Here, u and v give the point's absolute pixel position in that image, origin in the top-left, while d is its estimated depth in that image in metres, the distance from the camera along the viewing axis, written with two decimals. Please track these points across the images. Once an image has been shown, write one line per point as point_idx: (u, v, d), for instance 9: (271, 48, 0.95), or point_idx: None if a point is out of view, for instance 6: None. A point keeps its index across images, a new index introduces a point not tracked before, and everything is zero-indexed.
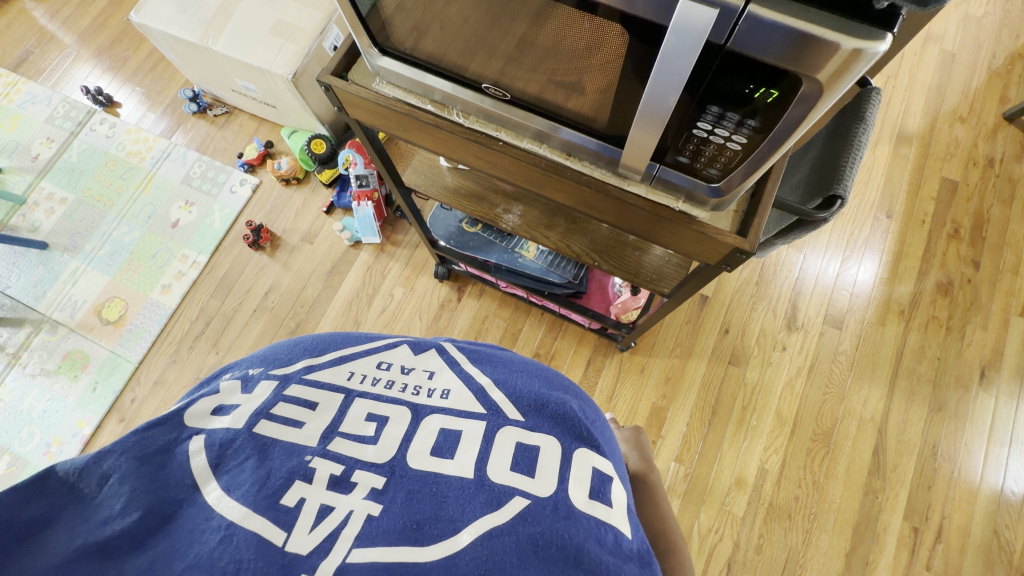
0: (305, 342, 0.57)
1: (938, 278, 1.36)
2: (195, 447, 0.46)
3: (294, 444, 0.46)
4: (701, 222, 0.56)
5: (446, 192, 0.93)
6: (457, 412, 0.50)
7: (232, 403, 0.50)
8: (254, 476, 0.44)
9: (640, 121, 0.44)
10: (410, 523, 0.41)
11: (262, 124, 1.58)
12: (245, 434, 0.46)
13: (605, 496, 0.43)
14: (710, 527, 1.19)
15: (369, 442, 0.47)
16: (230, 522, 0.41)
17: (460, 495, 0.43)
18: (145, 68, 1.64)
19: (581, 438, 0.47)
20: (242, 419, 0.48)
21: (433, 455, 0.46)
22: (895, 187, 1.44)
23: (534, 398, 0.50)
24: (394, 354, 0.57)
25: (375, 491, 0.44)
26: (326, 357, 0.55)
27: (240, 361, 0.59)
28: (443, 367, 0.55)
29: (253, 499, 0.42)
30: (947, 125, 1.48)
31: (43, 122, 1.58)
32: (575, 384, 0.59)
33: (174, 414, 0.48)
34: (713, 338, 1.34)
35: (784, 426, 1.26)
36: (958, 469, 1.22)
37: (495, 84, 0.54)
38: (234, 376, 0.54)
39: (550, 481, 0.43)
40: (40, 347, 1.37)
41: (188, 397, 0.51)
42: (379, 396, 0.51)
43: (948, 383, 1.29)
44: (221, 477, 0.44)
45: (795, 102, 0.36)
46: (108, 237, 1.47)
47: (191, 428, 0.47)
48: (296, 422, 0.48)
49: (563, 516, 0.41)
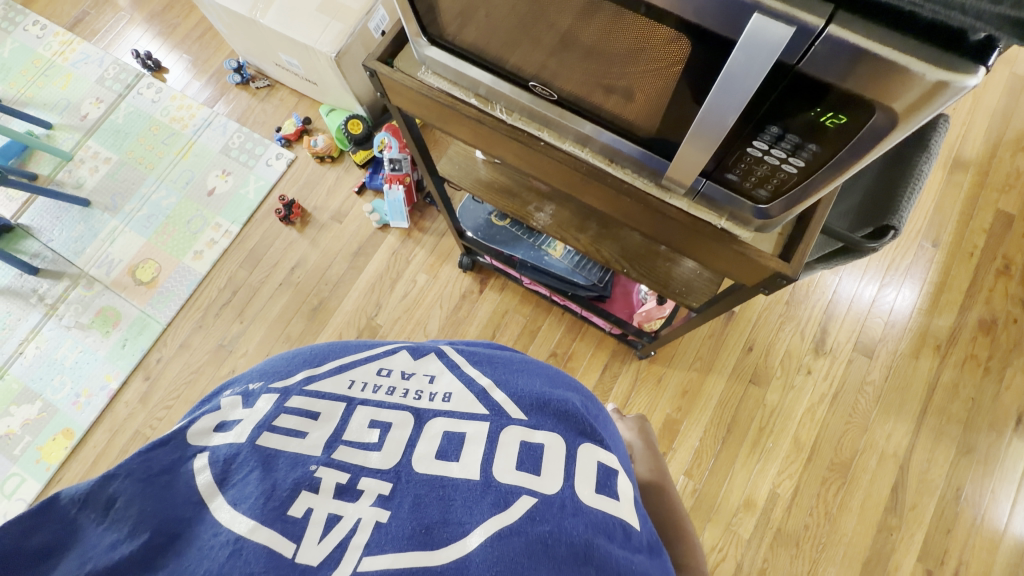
0: (303, 354, 0.57)
1: (981, 315, 1.30)
2: (199, 465, 0.45)
3: (298, 455, 0.45)
4: (743, 242, 0.54)
5: (479, 185, 0.92)
6: (460, 415, 0.49)
7: (233, 419, 0.49)
8: (259, 488, 0.42)
9: (692, 136, 0.42)
10: (420, 527, 0.40)
11: (301, 99, 1.59)
12: (249, 448, 0.45)
13: (611, 489, 0.44)
14: (713, 545, 1.17)
15: (373, 448, 0.47)
16: (237, 537, 0.39)
17: (468, 496, 0.42)
18: (193, 35, 1.66)
19: (584, 433, 0.48)
20: (245, 434, 0.47)
21: (438, 458, 0.45)
22: (945, 216, 1.37)
23: (535, 398, 0.50)
24: (393, 360, 0.57)
25: (383, 497, 0.43)
26: (326, 366, 0.54)
27: (239, 375, 0.58)
28: (443, 370, 0.55)
29: (260, 512, 0.40)
30: (1009, 154, 1.40)
31: (93, 82, 1.62)
32: (576, 381, 0.60)
33: (176, 433, 0.47)
34: (735, 355, 1.31)
35: (800, 452, 1.23)
36: (981, 516, 1.17)
37: (541, 82, 0.52)
38: (234, 391, 0.53)
39: (556, 479, 0.43)
40: (76, 301, 1.42)
41: (189, 415, 0.51)
42: (381, 403, 0.50)
43: (980, 426, 1.23)
44: (227, 491, 0.43)
45: (864, 130, 0.34)
46: (146, 200, 1.51)
47: (195, 446, 0.46)
48: (300, 432, 0.47)
49: (572, 512, 0.40)
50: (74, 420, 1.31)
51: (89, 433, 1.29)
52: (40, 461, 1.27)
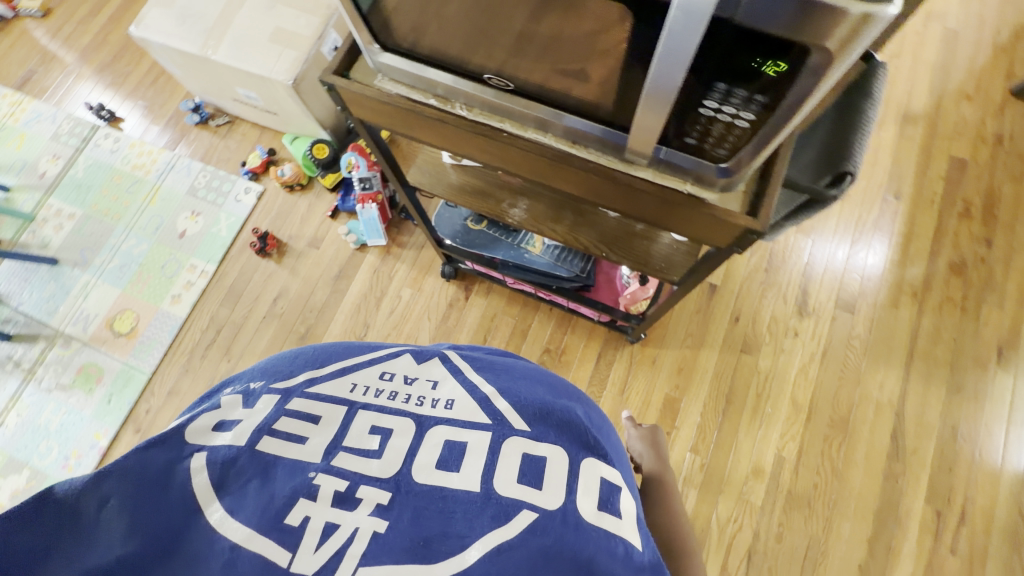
0: (306, 354, 0.57)
1: (950, 258, 1.35)
2: (196, 466, 0.45)
3: (297, 462, 0.45)
4: (712, 204, 0.55)
5: (451, 190, 0.93)
6: (462, 423, 0.49)
7: (233, 419, 0.48)
8: (257, 501, 0.43)
9: (645, 102, 0.43)
10: (418, 540, 0.40)
11: (264, 131, 1.58)
12: (247, 453, 0.45)
13: (614, 506, 0.44)
14: (729, 517, 1.18)
15: (373, 457, 0.46)
16: (234, 544, 0.41)
17: (469, 509, 0.42)
18: (146, 81, 1.65)
19: (587, 446, 0.49)
20: (243, 436, 0.46)
21: (439, 468, 0.45)
22: (903, 168, 1.42)
23: (539, 407, 0.50)
24: (396, 363, 0.57)
25: (381, 507, 0.42)
26: (329, 368, 0.55)
27: (242, 374, 0.58)
28: (447, 376, 0.56)
29: (256, 521, 0.41)
30: (954, 103, 1.46)
31: (49, 140, 1.60)
32: (580, 390, 0.60)
33: (173, 432, 0.47)
34: (724, 327, 1.33)
35: (800, 413, 1.25)
36: (980, 451, 1.21)
37: (497, 74, 0.54)
38: (235, 390, 0.53)
39: (558, 493, 0.43)
40: (54, 361, 1.39)
41: (189, 412, 0.51)
42: (381, 408, 0.51)
43: (966, 364, 1.27)
44: (224, 497, 0.43)
45: (804, 73, 0.36)
46: (117, 250, 1.49)
47: (191, 444, 0.46)
48: (299, 436, 0.47)
49: (573, 527, 0.41)
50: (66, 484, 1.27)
51: None
52: None
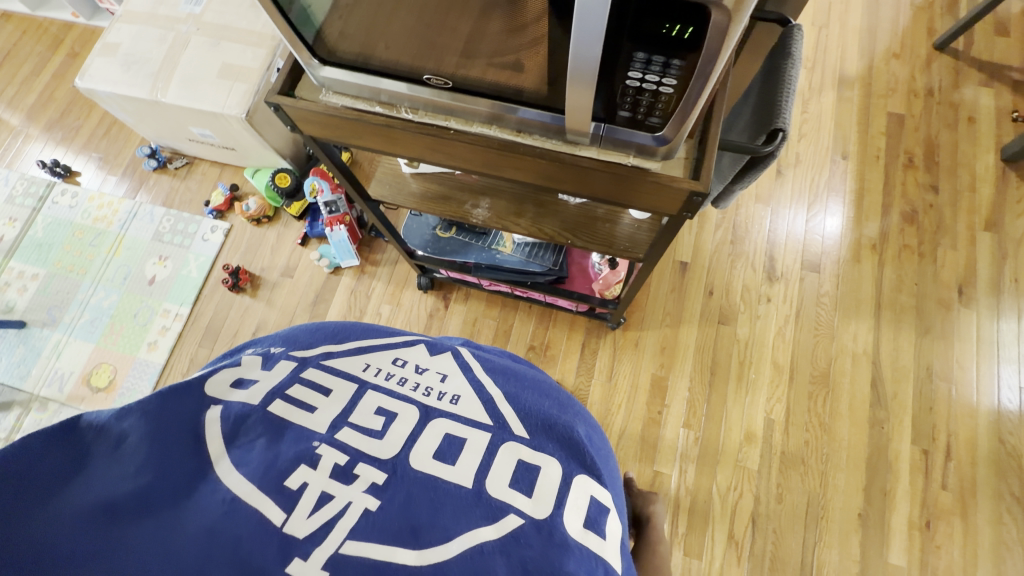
0: (327, 328, 0.61)
1: (902, 208, 1.41)
2: (211, 417, 0.48)
3: (305, 429, 0.48)
4: (655, 172, 0.58)
5: (414, 199, 0.95)
6: (465, 420, 0.50)
7: (250, 379, 0.52)
8: (262, 457, 0.45)
9: (573, 80, 0.45)
10: (406, 526, 0.42)
11: (224, 168, 1.58)
12: (259, 412, 0.49)
13: (600, 526, 0.44)
14: (729, 485, 1.20)
15: (374, 436, 0.49)
16: (235, 496, 0.43)
17: (459, 505, 0.43)
18: (98, 133, 1.64)
19: (584, 465, 0.49)
20: (257, 395, 0.50)
21: (434, 458, 0.47)
22: (846, 130, 1.49)
23: (542, 419, 0.52)
24: (410, 352, 0.60)
25: (376, 485, 0.44)
26: (345, 345, 0.59)
27: (261, 341, 0.63)
28: (456, 371, 0.57)
29: (260, 478, 0.44)
30: (884, 63, 1.54)
31: (3, 203, 1.57)
32: (582, 406, 0.61)
33: (197, 382, 0.50)
34: (700, 301, 1.36)
35: (783, 375, 1.28)
36: (956, 387, 1.25)
37: (435, 74, 0.56)
38: (255, 353, 0.58)
39: (547, 504, 0.44)
40: (32, 426, 1.34)
41: (213, 367, 0.55)
42: (390, 391, 0.53)
43: (930, 306, 1.32)
44: (232, 451, 0.46)
45: (710, 32, 0.38)
46: (86, 305, 1.46)
47: (212, 395, 0.50)
48: (309, 406, 0.50)
49: (557, 543, 0.41)
50: None
51: None
52: None
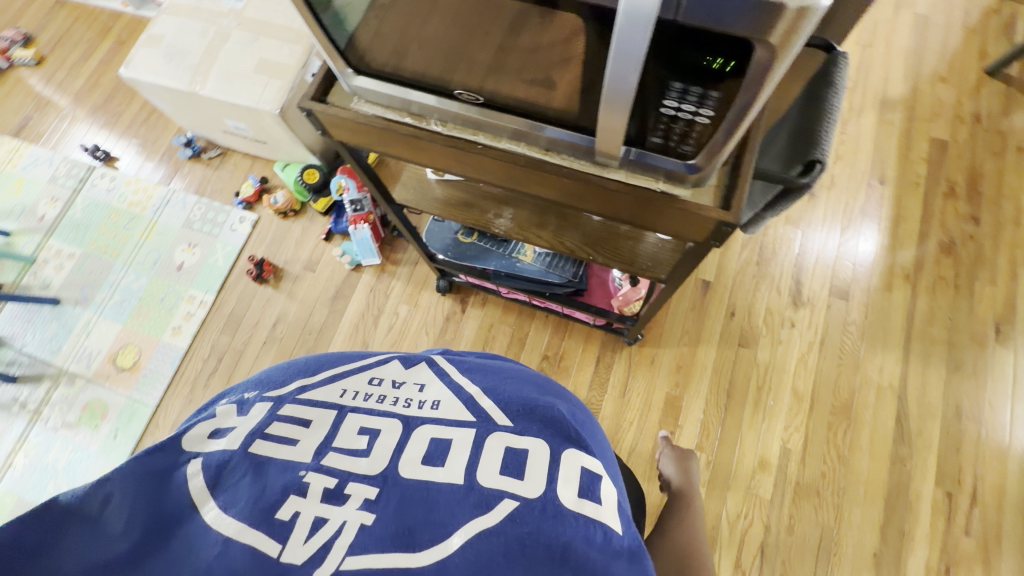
0: (297, 364, 0.59)
1: (940, 238, 1.35)
2: (192, 470, 0.45)
3: (289, 461, 0.46)
4: (684, 199, 0.57)
5: (437, 204, 0.95)
6: (448, 421, 0.49)
7: (228, 426, 0.50)
8: (250, 491, 0.44)
9: (606, 106, 0.45)
10: (402, 529, 0.40)
11: (255, 160, 1.62)
12: (240, 454, 0.46)
13: (595, 494, 0.43)
14: (738, 512, 1.17)
15: (362, 455, 0.47)
16: (226, 537, 0.41)
17: (451, 498, 0.42)
18: (139, 120, 1.69)
19: (570, 439, 0.48)
20: (237, 440, 0.47)
21: (424, 463, 0.45)
22: (885, 153, 1.44)
23: (522, 403, 0.51)
24: (385, 370, 0.58)
25: (368, 501, 0.43)
26: (320, 376, 0.56)
27: (234, 387, 0.59)
28: (433, 379, 0.56)
29: (249, 514, 0.42)
30: (929, 85, 1.48)
31: (46, 183, 1.63)
32: (564, 388, 0.62)
33: (172, 440, 0.48)
34: (720, 322, 1.34)
35: (802, 403, 1.25)
36: (985, 429, 1.20)
37: (467, 89, 0.56)
38: (229, 401, 0.54)
39: (539, 482, 0.43)
40: (60, 400, 1.40)
41: (186, 424, 0.51)
42: (370, 410, 0.51)
43: (963, 342, 1.27)
44: (219, 494, 0.44)
45: (752, 68, 0.37)
46: (116, 286, 1.51)
47: (189, 450, 0.47)
48: (291, 439, 0.48)
49: (551, 515, 0.40)
50: None
51: None
52: None
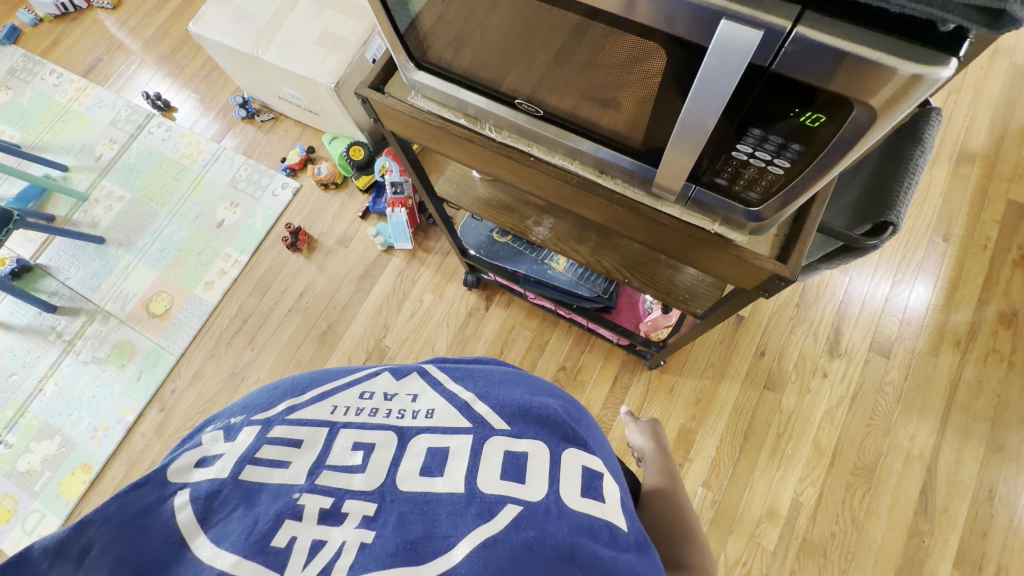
0: (283, 385, 0.55)
1: (1000, 308, 1.27)
2: (180, 502, 0.42)
3: (281, 485, 0.43)
4: (738, 245, 0.54)
5: (477, 203, 0.93)
6: (443, 429, 0.47)
7: (215, 454, 0.46)
8: (241, 525, 0.40)
9: (675, 142, 0.42)
10: (403, 543, 0.37)
11: (305, 129, 1.63)
12: (231, 482, 0.43)
13: (597, 492, 0.44)
14: (737, 558, 1.14)
15: (357, 470, 0.44)
16: (219, 571, 0.37)
17: (452, 511, 0.40)
18: (200, 74, 1.73)
19: (568, 438, 0.48)
20: (227, 468, 0.44)
21: (422, 475, 0.43)
22: (954, 209, 1.35)
23: (517, 407, 0.49)
24: (375, 382, 0.56)
25: (367, 518, 0.40)
26: (308, 395, 0.53)
27: (220, 412, 0.54)
28: (426, 388, 0.54)
29: (242, 545, 0.38)
30: (1016, 143, 1.38)
31: (107, 124, 1.69)
32: (556, 386, 0.60)
33: (155, 473, 0.44)
34: (748, 360, 1.29)
35: (822, 458, 1.20)
36: (1018, 518, 1.12)
37: (528, 99, 0.53)
38: (215, 427, 0.51)
39: (541, 485, 0.41)
40: (93, 335, 1.46)
41: (168, 456, 0.48)
42: (363, 424, 0.49)
43: (1009, 422, 1.19)
44: (209, 530, 0.40)
45: (846, 126, 0.34)
46: (158, 234, 1.55)
47: (174, 484, 0.44)
48: (281, 462, 0.45)
49: (556, 516, 0.39)
50: (92, 454, 1.33)
51: (108, 466, 1.31)
52: (60, 495, 1.28)
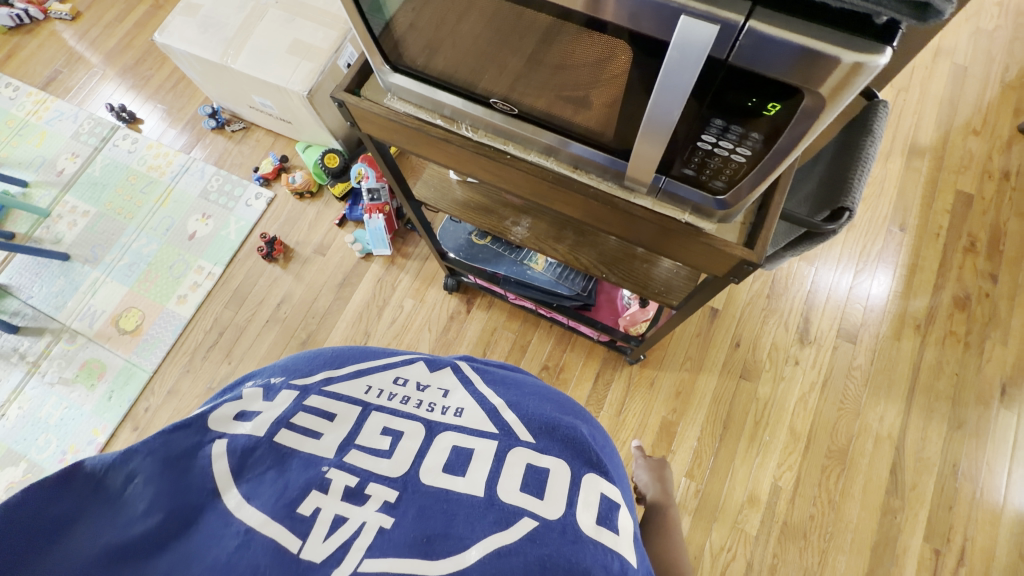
0: (325, 354, 0.57)
1: (955, 292, 1.34)
2: (217, 451, 0.44)
3: (312, 456, 0.45)
4: (708, 233, 0.57)
5: (455, 206, 0.94)
6: (470, 431, 0.48)
7: (254, 411, 0.48)
8: (273, 487, 0.43)
9: (643, 133, 0.44)
10: (421, 537, 0.39)
11: (277, 138, 1.62)
12: (266, 443, 0.45)
13: (612, 523, 0.43)
14: (722, 546, 1.16)
15: (383, 456, 0.46)
16: (250, 527, 0.40)
17: (471, 513, 0.41)
18: (167, 86, 1.70)
19: (591, 463, 0.47)
20: (263, 427, 0.46)
21: (445, 472, 0.44)
22: (908, 201, 1.42)
23: (544, 422, 0.49)
24: (410, 369, 0.57)
25: (388, 504, 0.42)
26: (345, 369, 0.55)
27: (262, 369, 0.58)
28: (457, 385, 0.55)
29: (271, 507, 0.41)
30: (960, 138, 1.47)
31: (68, 138, 1.64)
32: (585, 408, 0.60)
33: (198, 418, 0.47)
34: (724, 352, 1.33)
35: (798, 442, 1.24)
36: (981, 490, 1.19)
37: (503, 99, 0.55)
38: (256, 384, 0.53)
39: (559, 504, 0.42)
40: (59, 356, 1.40)
41: (210, 402, 0.50)
42: (394, 411, 0.50)
43: (968, 400, 1.26)
44: (241, 484, 0.43)
45: (799, 115, 0.37)
46: (127, 249, 1.51)
47: (214, 431, 0.46)
48: (314, 432, 0.47)
49: (571, 539, 0.39)
50: None
51: None
52: None
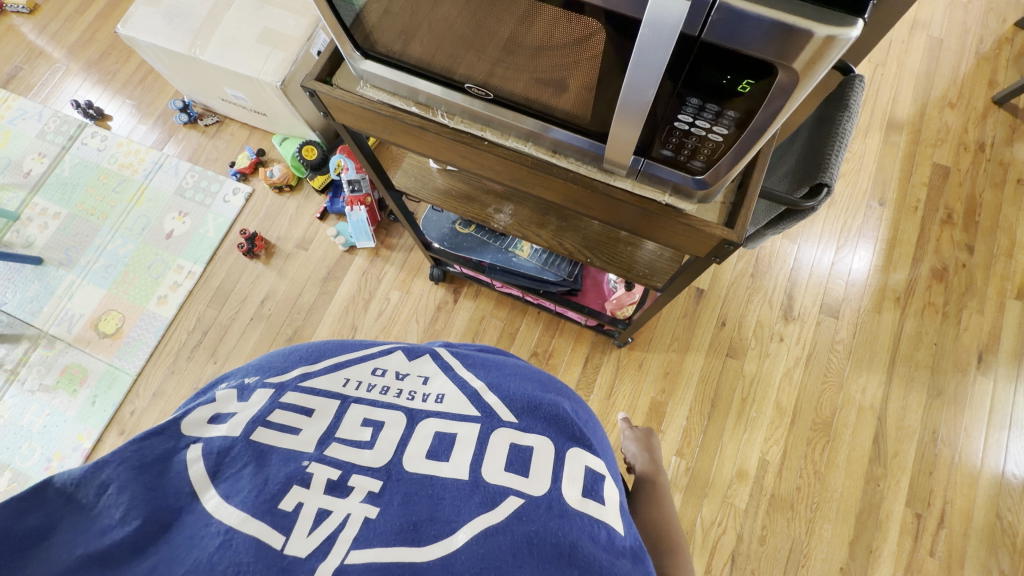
0: (300, 350, 0.57)
1: (933, 264, 1.36)
2: (192, 456, 0.44)
3: (291, 450, 0.45)
4: (688, 214, 0.57)
5: (437, 194, 0.93)
6: (452, 416, 0.49)
7: (228, 412, 0.48)
8: (252, 483, 0.42)
9: (620, 116, 0.44)
10: (407, 524, 0.39)
11: (253, 132, 1.58)
12: (242, 442, 0.45)
13: (598, 494, 0.43)
14: (712, 519, 1.19)
15: (365, 446, 0.46)
16: (229, 527, 0.39)
17: (457, 496, 0.41)
18: (134, 80, 1.64)
19: (574, 438, 0.47)
20: (238, 427, 0.46)
21: (429, 458, 0.45)
22: (887, 175, 1.44)
23: (527, 401, 0.50)
24: (388, 360, 0.57)
25: (372, 494, 0.42)
26: (322, 363, 0.54)
27: (235, 369, 0.57)
28: (438, 372, 0.55)
29: (251, 504, 0.40)
30: (937, 111, 1.48)
31: (34, 138, 1.58)
32: (568, 386, 0.60)
33: (171, 423, 0.46)
34: (710, 331, 1.34)
35: (784, 417, 1.26)
36: (959, 454, 1.23)
37: (478, 84, 0.54)
38: (229, 385, 0.53)
39: (544, 480, 0.42)
40: (38, 362, 1.37)
41: (183, 407, 0.50)
42: (374, 401, 0.50)
43: (946, 367, 1.29)
44: (219, 484, 0.42)
45: (774, 92, 0.37)
46: (102, 250, 1.47)
47: (188, 437, 0.45)
48: (292, 428, 0.47)
49: (557, 514, 0.40)
50: None
51: None
52: None
